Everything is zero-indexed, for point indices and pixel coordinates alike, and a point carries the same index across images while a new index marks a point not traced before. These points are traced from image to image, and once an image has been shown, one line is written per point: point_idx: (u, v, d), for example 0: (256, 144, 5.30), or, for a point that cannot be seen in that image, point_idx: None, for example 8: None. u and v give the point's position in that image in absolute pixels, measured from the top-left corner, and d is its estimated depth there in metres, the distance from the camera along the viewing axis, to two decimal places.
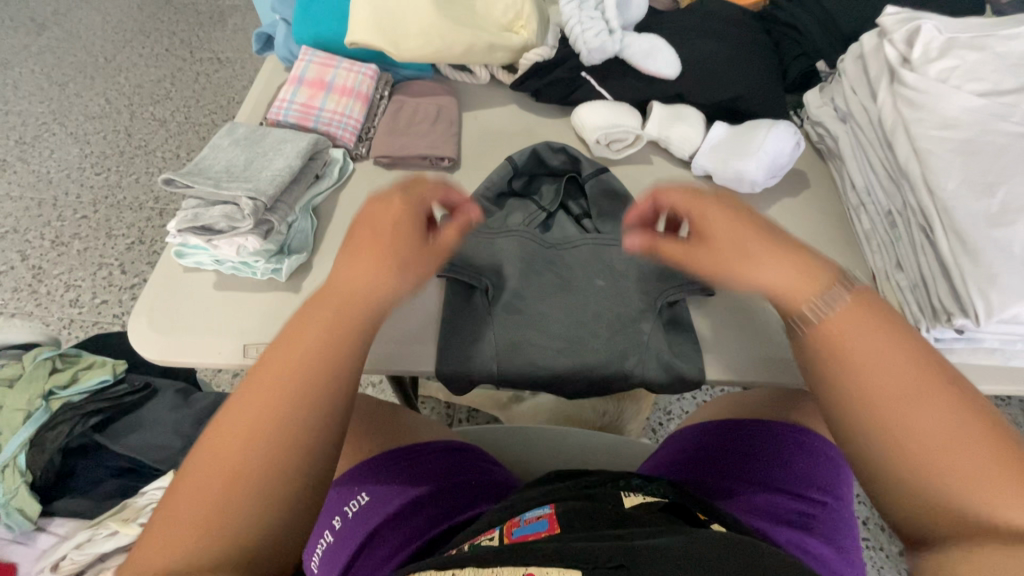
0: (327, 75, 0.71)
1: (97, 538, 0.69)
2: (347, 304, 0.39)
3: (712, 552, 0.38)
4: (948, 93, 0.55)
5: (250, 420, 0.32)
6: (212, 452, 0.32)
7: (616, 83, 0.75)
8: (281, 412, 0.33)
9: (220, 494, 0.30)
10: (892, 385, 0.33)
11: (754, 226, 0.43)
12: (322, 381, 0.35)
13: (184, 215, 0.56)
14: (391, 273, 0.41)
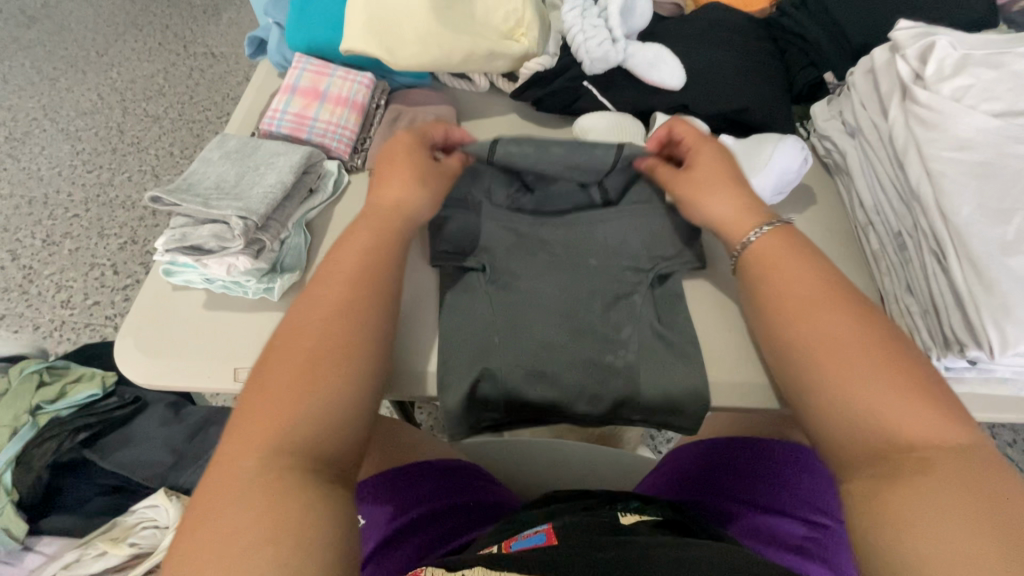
0: (321, 84, 0.69)
1: (85, 558, 0.67)
2: (387, 220, 0.51)
3: (705, 557, 0.37)
4: (962, 114, 0.53)
5: (321, 302, 0.44)
6: (295, 324, 0.42)
7: (619, 94, 0.73)
8: (343, 294, 0.45)
9: (308, 349, 0.41)
10: (792, 284, 0.46)
11: (730, 167, 0.55)
12: (371, 276, 0.47)
13: (172, 234, 0.55)
14: (415, 193, 0.54)
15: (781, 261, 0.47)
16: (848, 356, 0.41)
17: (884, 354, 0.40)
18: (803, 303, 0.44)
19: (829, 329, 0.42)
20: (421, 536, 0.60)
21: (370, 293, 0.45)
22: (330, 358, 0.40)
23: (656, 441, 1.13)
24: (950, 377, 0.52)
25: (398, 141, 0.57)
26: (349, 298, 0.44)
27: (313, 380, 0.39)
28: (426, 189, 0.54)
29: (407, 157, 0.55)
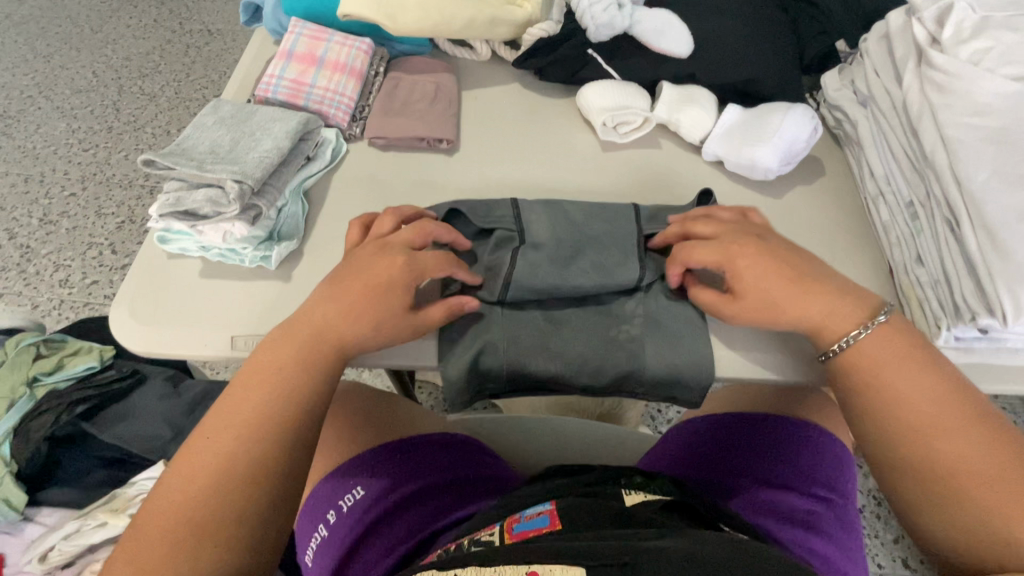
0: (318, 50, 0.67)
1: (86, 529, 0.68)
2: (313, 347, 0.46)
3: (720, 551, 0.36)
4: (980, 77, 0.52)
5: (228, 437, 0.41)
6: (197, 455, 0.41)
7: (625, 62, 0.71)
8: (251, 432, 0.42)
9: (203, 490, 0.39)
10: (916, 397, 0.43)
11: (783, 277, 0.49)
12: (286, 413, 0.43)
13: (166, 199, 0.54)
14: (363, 328, 0.47)
15: (894, 368, 0.45)
16: (977, 475, 0.40)
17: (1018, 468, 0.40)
18: (929, 419, 0.42)
19: (954, 445, 0.41)
20: (424, 509, 0.60)
21: (274, 434, 0.42)
22: (205, 508, 0.39)
23: (657, 421, 1.13)
24: (960, 348, 0.51)
25: (369, 260, 0.50)
26: (245, 445, 0.41)
27: (181, 550, 0.37)
28: (370, 320, 0.48)
29: (374, 280, 0.49)
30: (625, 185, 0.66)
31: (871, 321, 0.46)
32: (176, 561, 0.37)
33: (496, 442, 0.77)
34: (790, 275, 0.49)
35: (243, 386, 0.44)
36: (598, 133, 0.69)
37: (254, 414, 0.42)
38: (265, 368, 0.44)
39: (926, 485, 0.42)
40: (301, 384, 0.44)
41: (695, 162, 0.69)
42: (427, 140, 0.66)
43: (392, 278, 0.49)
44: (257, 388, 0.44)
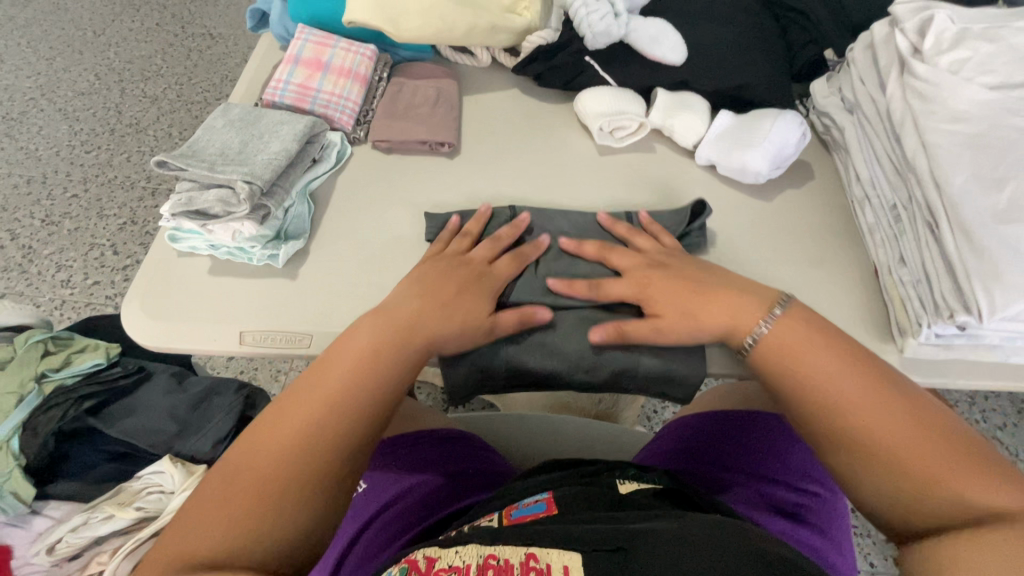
0: (324, 55, 0.70)
1: (93, 521, 0.69)
2: (397, 338, 0.47)
3: (712, 534, 0.39)
4: (959, 86, 0.54)
5: (311, 407, 0.42)
6: (280, 420, 0.41)
7: (621, 69, 0.73)
8: (338, 408, 0.42)
9: (289, 450, 0.40)
10: (829, 375, 0.44)
11: (693, 291, 0.52)
12: (374, 395, 0.44)
13: (178, 198, 0.56)
14: (444, 329, 0.50)
15: (804, 348, 0.46)
16: (894, 438, 0.40)
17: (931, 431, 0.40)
18: (843, 392, 0.43)
19: (867, 412, 0.42)
20: (425, 498, 0.62)
21: (356, 405, 0.43)
22: (289, 475, 0.39)
23: (652, 421, 1.15)
24: (940, 343, 0.53)
25: (450, 275, 0.53)
26: (329, 416, 0.42)
27: (264, 505, 0.37)
28: (448, 316, 0.50)
29: (453, 288, 0.52)
30: (620, 188, 0.68)
31: (769, 317, 0.48)
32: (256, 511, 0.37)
33: (495, 439, 0.79)
34: (688, 284, 0.53)
35: (328, 363, 0.45)
36: (594, 138, 0.71)
37: (338, 386, 0.43)
38: (349, 347, 0.45)
39: (852, 456, 0.42)
40: (386, 363, 0.46)
41: (689, 166, 0.71)
42: (430, 144, 0.68)
43: (467, 287, 0.53)
44: (343, 366, 0.45)
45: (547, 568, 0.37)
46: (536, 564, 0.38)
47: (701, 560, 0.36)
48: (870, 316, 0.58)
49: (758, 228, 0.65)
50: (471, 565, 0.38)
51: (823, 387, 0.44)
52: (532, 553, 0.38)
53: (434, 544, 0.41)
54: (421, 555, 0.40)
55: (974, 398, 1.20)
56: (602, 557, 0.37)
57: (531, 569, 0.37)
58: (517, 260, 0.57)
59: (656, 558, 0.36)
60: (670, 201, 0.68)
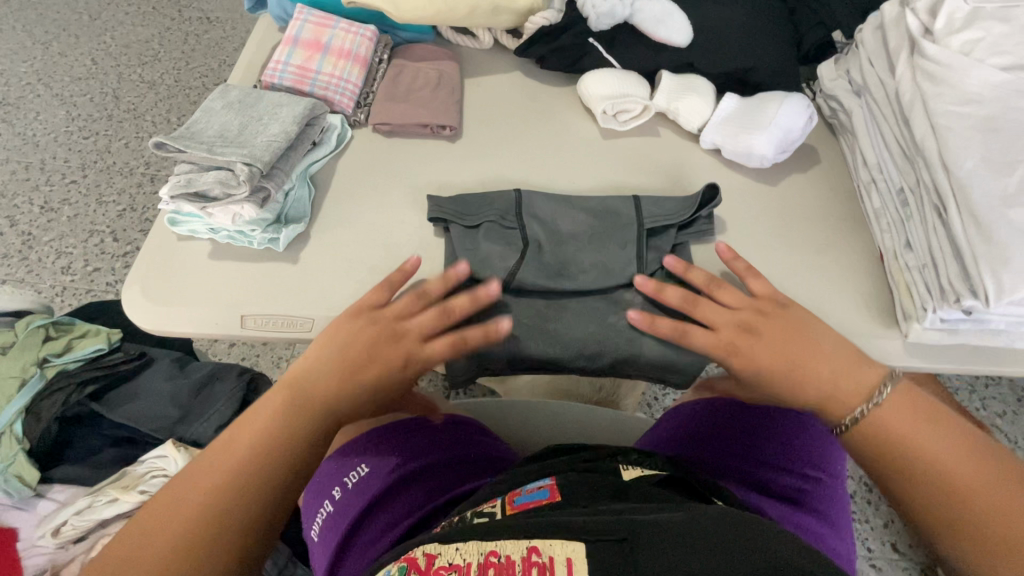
0: (324, 36, 0.68)
1: (97, 504, 0.70)
2: (301, 403, 0.47)
3: (719, 526, 0.39)
4: (970, 67, 0.53)
5: (208, 481, 0.41)
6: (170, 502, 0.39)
7: (625, 51, 0.72)
8: (233, 479, 0.41)
9: (174, 532, 0.38)
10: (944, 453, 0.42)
11: (805, 345, 0.51)
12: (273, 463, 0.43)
13: (177, 181, 0.55)
14: (351, 389, 0.49)
15: (914, 429, 0.44)
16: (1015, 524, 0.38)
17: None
18: (953, 471, 0.41)
19: (979, 493, 0.40)
20: (426, 484, 0.62)
21: (262, 474, 0.42)
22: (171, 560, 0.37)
23: (653, 407, 1.16)
24: (945, 328, 0.53)
25: (366, 332, 0.52)
26: (223, 489, 0.40)
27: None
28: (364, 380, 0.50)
29: (365, 347, 0.51)
30: (625, 172, 0.68)
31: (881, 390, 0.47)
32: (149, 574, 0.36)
33: (495, 423, 0.80)
34: (803, 351, 0.51)
35: (231, 436, 0.44)
36: (598, 121, 0.70)
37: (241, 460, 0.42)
38: (255, 415, 0.45)
39: (973, 542, 0.39)
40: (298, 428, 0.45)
41: (693, 150, 0.70)
42: (431, 127, 0.68)
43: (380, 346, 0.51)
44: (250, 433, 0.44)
45: (550, 561, 0.37)
46: (539, 558, 0.37)
47: (706, 554, 0.36)
48: (874, 302, 0.57)
49: (763, 213, 0.64)
50: (472, 563, 0.38)
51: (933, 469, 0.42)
52: (535, 546, 0.38)
53: (434, 541, 0.41)
54: (420, 552, 0.40)
55: (974, 385, 1.20)
56: (607, 548, 0.37)
57: (533, 563, 0.37)
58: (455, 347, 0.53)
59: (663, 549, 0.36)
60: (675, 185, 0.67)
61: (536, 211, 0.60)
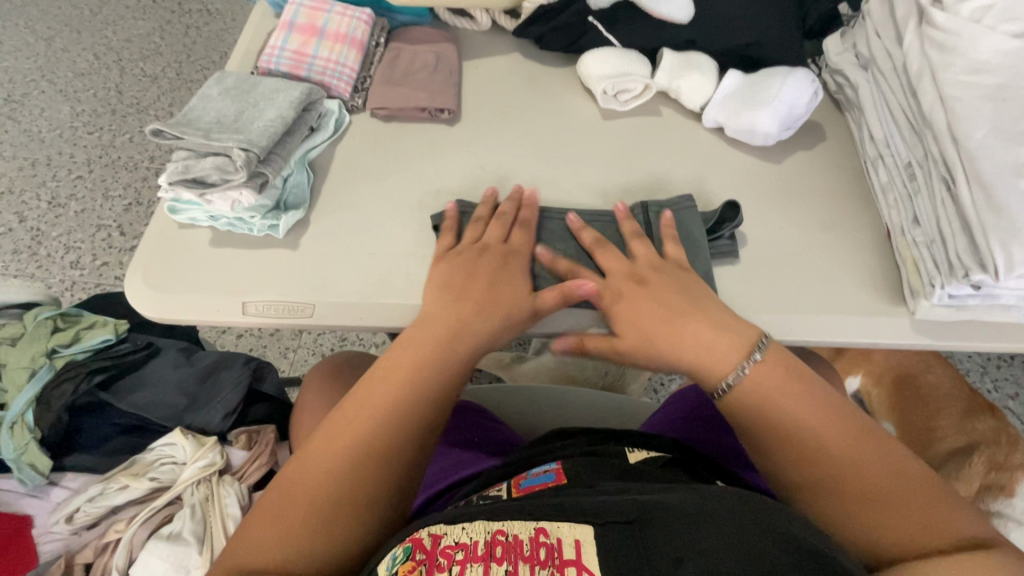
0: (319, 21, 0.68)
1: (108, 491, 0.71)
2: (436, 337, 0.48)
3: (722, 505, 0.39)
4: (981, 35, 0.52)
5: (355, 426, 0.44)
6: (323, 445, 0.43)
7: (626, 28, 0.70)
8: (382, 418, 0.44)
9: (326, 478, 0.41)
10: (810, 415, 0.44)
11: (661, 308, 0.50)
12: (422, 399, 0.46)
13: (174, 167, 0.55)
14: (483, 316, 0.50)
15: (778, 390, 0.45)
16: (897, 491, 0.40)
17: (906, 478, 0.41)
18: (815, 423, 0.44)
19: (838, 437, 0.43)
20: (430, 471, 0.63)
21: (412, 409, 0.45)
22: (338, 487, 0.41)
23: (660, 393, 1.16)
24: (953, 304, 0.52)
25: (482, 260, 0.54)
26: (383, 424, 0.44)
27: (321, 510, 0.40)
28: (484, 315, 0.50)
29: (485, 276, 0.52)
30: (626, 153, 0.67)
31: (747, 360, 0.47)
32: (309, 526, 0.39)
33: (500, 409, 0.80)
34: (674, 306, 0.50)
35: (368, 377, 0.47)
36: (598, 100, 0.69)
37: (375, 424, 0.44)
38: (397, 357, 0.47)
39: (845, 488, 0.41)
40: (431, 381, 0.46)
41: (695, 129, 0.69)
42: (429, 110, 0.67)
43: (500, 277, 0.53)
44: (389, 373, 0.46)
45: (558, 543, 0.38)
46: (546, 539, 0.38)
47: (710, 532, 0.37)
48: (881, 280, 0.56)
49: (769, 193, 0.63)
50: (480, 542, 0.38)
51: (808, 432, 0.44)
52: (542, 528, 0.39)
53: (439, 521, 0.41)
54: (426, 532, 0.40)
55: (985, 365, 1.19)
56: (615, 529, 0.38)
57: (541, 543, 0.38)
58: (565, 296, 0.52)
59: (668, 531, 0.37)
60: (678, 165, 0.66)
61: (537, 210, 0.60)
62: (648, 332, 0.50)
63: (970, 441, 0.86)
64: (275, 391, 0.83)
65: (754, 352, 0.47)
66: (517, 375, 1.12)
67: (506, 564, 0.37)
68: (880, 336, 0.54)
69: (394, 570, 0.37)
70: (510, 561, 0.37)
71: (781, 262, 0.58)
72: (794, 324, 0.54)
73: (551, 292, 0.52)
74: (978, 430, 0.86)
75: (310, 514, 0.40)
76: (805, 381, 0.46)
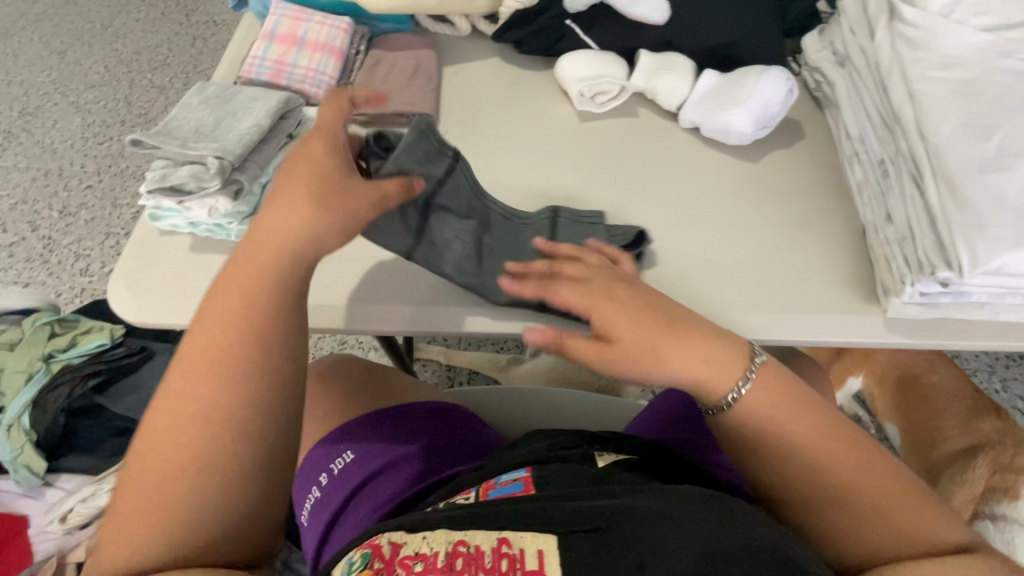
0: (299, 30, 0.69)
1: (101, 491, 0.73)
2: (262, 266, 0.41)
3: (692, 513, 0.39)
4: (948, 29, 0.52)
5: (185, 391, 0.38)
6: (164, 415, 0.37)
7: (603, 31, 0.71)
8: (217, 372, 0.38)
9: (174, 452, 0.37)
10: (799, 429, 0.43)
11: (654, 316, 0.44)
12: (250, 339, 0.40)
13: (153, 176, 0.57)
14: (310, 218, 0.41)
15: (770, 407, 0.43)
16: (878, 494, 0.41)
17: (889, 475, 0.42)
18: (802, 440, 0.42)
19: (823, 450, 0.42)
20: (407, 472, 0.62)
21: (237, 353, 0.39)
22: (193, 453, 0.37)
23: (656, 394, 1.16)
24: (925, 303, 0.51)
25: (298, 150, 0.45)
26: (211, 377, 0.38)
27: (177, 478, 0.36)
28: (305, 219, 0.41)
29: (302, 172, 0.43)
30: (602, 155, 0.67)
31: (744, 378, 0.43)
32: (176, 500, 0.36)
33: (485, 411, 0.80)
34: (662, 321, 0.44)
35: (194, 331, 0.40)
36: (575, 103, 0.70)
37: (203, 381, 0.38)
38: (218, 298, 0.40)
39: (828, 503, 0.42)
40: (259, 315, 0.40)
41: (672, 130, 0.69)
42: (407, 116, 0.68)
43: (315, 165, 0.43)
44: (213, 316, 0.40)
45: (521, 554, 0.38)
46: (509, 550, 0.38)
47: (680, 536, 0.37)
48: (855, 278, 0.56)
49: (744, 192, 0.63)
50: (439, 554, 0.38)
51: (793, 447, 0.43)
52: (504, 537, 0.39)
53: (400, 529, 0.41)
54: (386, 542, 0.40)
55: (993, 364, 1.17)
56: (580, 537, 0.38)
57: (503, 555, 0.38)
58: (408, 192, 0.48)
59: (634, 542, 0.37)
60: (653, 166, 0.66)
61: (510, 212, 0.60)
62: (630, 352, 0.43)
63: (975, 442, 0.83)
64: None
65: (751, 368, 0.43)
66: (512, 378, 1.12)
67: None
68: (852, 333, 0.53)
69: None
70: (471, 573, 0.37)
71: (756, 262, 0.58)
72: (765, 324, 0.54)
73: (394, 182, 0.46)
74: (983, 431, 0.84)
75: (166, 487, 0.36)
76: (798, 385, 0.45)
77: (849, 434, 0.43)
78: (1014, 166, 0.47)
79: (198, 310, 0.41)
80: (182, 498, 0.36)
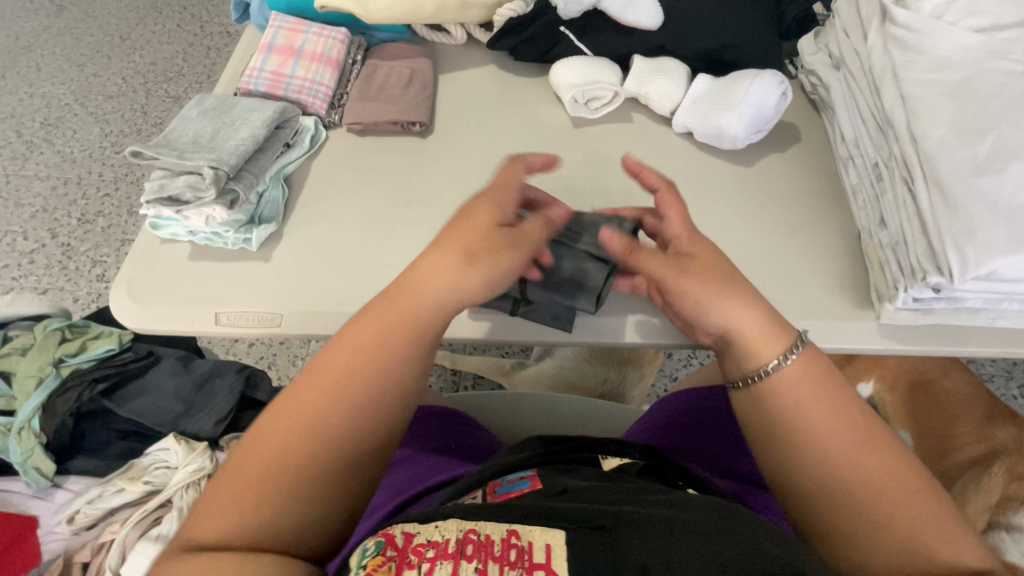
0: (296, 41, 0.71)
1: (107, 494, 0.75)
2: (409, 307, 0.40)
3: (700, 518, 0.36)
4: (941, 30, 0.51)
5: (324, 410, 0.37)
6: (289, 423, 0.36)
7: (596, 36, 0.71)
8: (356, 399, 0.37)
9: (298, 459, 0.35)
10: (825, 422, 0.39)
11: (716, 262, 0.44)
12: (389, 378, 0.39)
13: (151, 186, 0.58)
14: (464, 270, 0.41)
15: (798, 394, 0.40)
16: (897, 500, 0.37)
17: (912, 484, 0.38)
18: (826, 433, 0.39)
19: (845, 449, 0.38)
20: (405, 475, 0.62)
21: (381, 390, 0.38)
22: (311, 466, 0.35)
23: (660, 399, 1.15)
24: (919, 308, 0.51)
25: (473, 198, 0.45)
26: (346, 401, 0.37)
27: (290, 485, 0.34)
28: (461, 267, 0.41)
29: (474, 224, 0.43)
30: (595, 160, 0.67)
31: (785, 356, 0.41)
32: (275, 503, 0.34)
33: (483, 416, 0.80)
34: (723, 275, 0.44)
35: (335, 347, 0.39)
36: (568, 109, 0.70)
37: (338, 406, 0.37)
38: (365, 324, 0.39)
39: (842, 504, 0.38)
40: (401, 357, 0.39)
41: (666, 135, 0.69)
42: (401, 123, 0.68)
43: (481, 211, 0.44)
44: (360, 341, 0.39)
45: (529, 546, 0.34)
46: (518, 541, 0.35)
47: (690, 542, 0.34)
48: (849, 283, 0.55)
49: (737, 197, 0.62)
50: (451, 540, 0.35)
51: (815, 440, 0.39)
52: (514, 529, 0.35)
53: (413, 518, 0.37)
54: (398, 529, 0.36)
55: (1011, 370, 1.14)
56: (586, 535, 0.35)
57: (512, 545, 0.34)
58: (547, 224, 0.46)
59: (639, 543, 0.34)
60: None
61: None
62: (686, 310, 0.44)
63: (990, 449, 0.82)
64: (267, 398, 0.84)
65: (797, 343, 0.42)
66: (517, 382, 1.12)
67: (475, 564, 0.33)
68: (846, 340, 0.53)
69: (363, 564, 0.33)
70: (480, 560, 0.33)
71: (748, 267, 0.57)
72: None
73: (537, 224, 0.46)
74: (1000, 437, 0.82)
75: (269, 490, 0.34)
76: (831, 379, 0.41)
77: (876, 434, 0.39)
78: (1008, 168, 0.46)
79: (340, 332, 0.40)
80: (287, 505, 0.34)
